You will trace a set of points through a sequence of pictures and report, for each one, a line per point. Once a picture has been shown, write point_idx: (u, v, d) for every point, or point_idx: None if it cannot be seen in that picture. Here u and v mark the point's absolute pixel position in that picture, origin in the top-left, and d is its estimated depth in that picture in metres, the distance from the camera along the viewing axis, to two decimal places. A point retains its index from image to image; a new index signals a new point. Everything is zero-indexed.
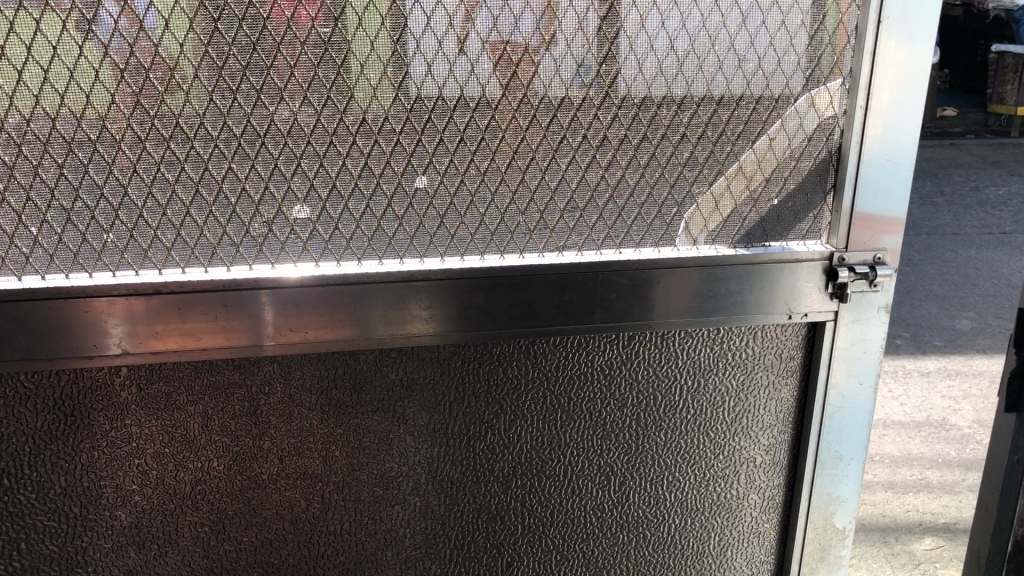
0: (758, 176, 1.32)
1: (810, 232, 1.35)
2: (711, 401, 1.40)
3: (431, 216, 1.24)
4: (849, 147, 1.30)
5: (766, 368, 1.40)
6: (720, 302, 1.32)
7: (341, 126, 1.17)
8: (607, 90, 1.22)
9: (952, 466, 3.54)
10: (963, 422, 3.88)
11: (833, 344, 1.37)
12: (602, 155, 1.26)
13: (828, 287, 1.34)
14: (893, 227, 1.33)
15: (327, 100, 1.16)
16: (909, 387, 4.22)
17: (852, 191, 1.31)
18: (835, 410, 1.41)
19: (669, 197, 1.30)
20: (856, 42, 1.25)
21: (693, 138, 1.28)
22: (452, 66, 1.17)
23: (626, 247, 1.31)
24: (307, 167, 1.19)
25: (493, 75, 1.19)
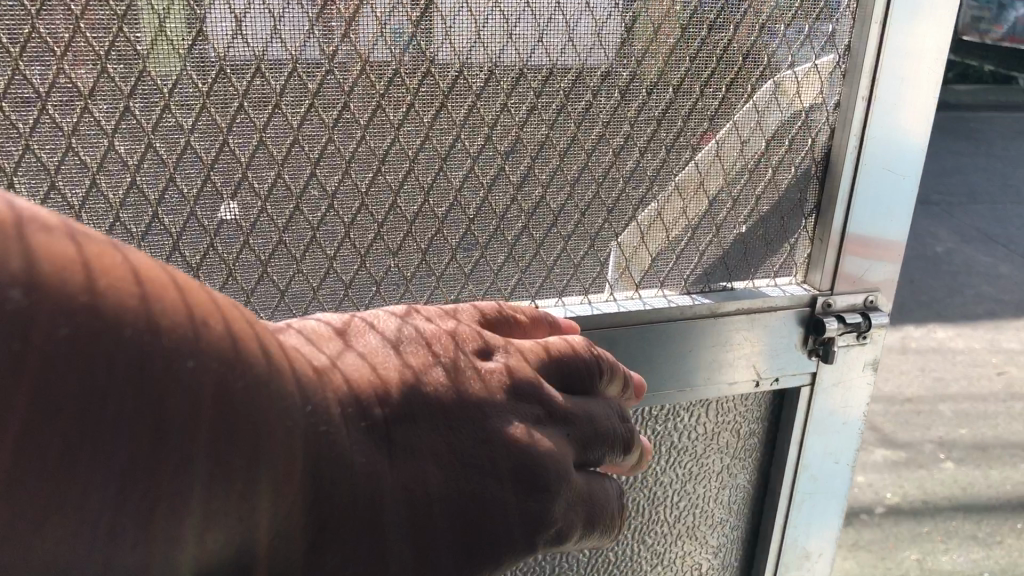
0: (723, 194, 0.92)
1: (781, 268, 0.99)
2: (652, 501, 1.03)
3: (247, 261, 0.76)
4: (843, 153, 0.93)
5: (721, 450, 1.05)
6: (672, 370, 0.94)
7: (86, 120, 0.67)
8: (521, 64, 0.78)
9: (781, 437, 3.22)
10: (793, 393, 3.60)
11: (809, 417, 1.04)
12: (513, 165, 0.82)
13: (806, 342, 1.00)
14: (888, 260, 1.01)
15: (55, 75, 0.65)
16: None
17: (845, 212, 0.96)
18: (805, 498, 1.09)
19: (605, 226, 0.89)
20: (862, 5, 0.88)
21: (640, 138, 0.86)
22: (277, 21, 0.69)
23: (543, 299, 0.90)
24: (24, 189, 0.68)
25: (349, 37, 0.71)
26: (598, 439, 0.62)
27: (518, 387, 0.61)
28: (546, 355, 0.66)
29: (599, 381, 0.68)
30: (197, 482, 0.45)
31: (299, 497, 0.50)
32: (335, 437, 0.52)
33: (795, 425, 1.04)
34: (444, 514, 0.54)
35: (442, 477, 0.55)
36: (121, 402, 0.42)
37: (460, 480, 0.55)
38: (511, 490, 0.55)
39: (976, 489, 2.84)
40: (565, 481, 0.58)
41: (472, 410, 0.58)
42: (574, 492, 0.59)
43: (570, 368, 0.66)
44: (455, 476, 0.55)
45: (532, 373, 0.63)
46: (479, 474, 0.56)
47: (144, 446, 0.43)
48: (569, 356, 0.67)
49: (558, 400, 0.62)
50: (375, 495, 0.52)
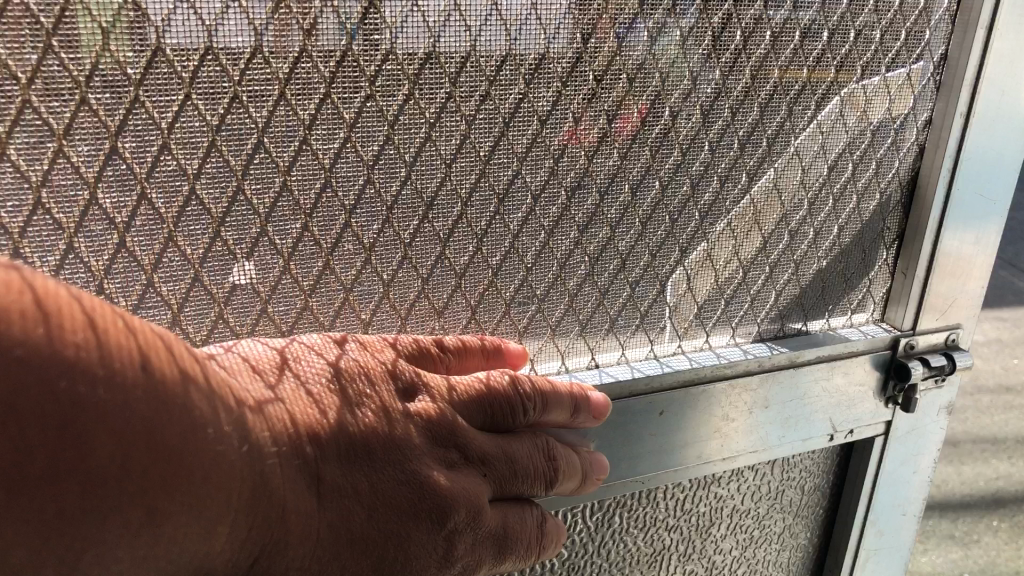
0: (804, 227, 0.80)
1: (857, 305, 0.88)
2: (707, 569, 0.92)
3: (266, 332, 0.63)
4: (935, 177, 0.82)
5: (785, 508, 0.93)
6: (746, 430, 0.83)
7: (62, 166, 0.52)
8: (597, 82, 0.65)
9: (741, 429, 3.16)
10: None
11: (880, 473, 0.92)
12: (578, 203, 0.70)
13: (886, 388, 0.88)
14: (973, 292, 0.89)
15: (22, 107, 0.50)
16: None
17: (932, 244, 0.84)
18: (870, 559, 0.97)
19: (676, 268, 0.77)
20: (966, 7, 0.76)
21: (721, 165, 0.74)
22: (309, 34, 0.55)
23: (604, 354, 0.78)
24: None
25: (397, 56, 0.58)
26: (513, 477, 0.67)
27: (433, 425, 0.64)
28: (472, 391, 0.67)
29: (530, 415, 0.68)
30: (130, 527, 0.45)
31: (236, 535, 0.51)
32: (270, 478, 0.53)
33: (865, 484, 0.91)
34: (355, 559, 0.57)
35: (364, 517, 0.58)
36: (58, 457, 0.42)
37: (379, 519, 0.58)
38: (424, 526, 0.60)
39: (949, 486, 2.74)
40: (470, 519, 0.63)
41: (392, 452, 0.61)
42: (482, 529, 0.64)
43: (492, 404, 0.67)
44: (377, 513, 0.58)
45: (447, 410, 0.65)
46: (395, 516, 0.59)
47: (76, 494, 0.43)
48: (493, 390, 0.67)
49: (472, 440, 0.65)
50: (304, 531, 0.55)
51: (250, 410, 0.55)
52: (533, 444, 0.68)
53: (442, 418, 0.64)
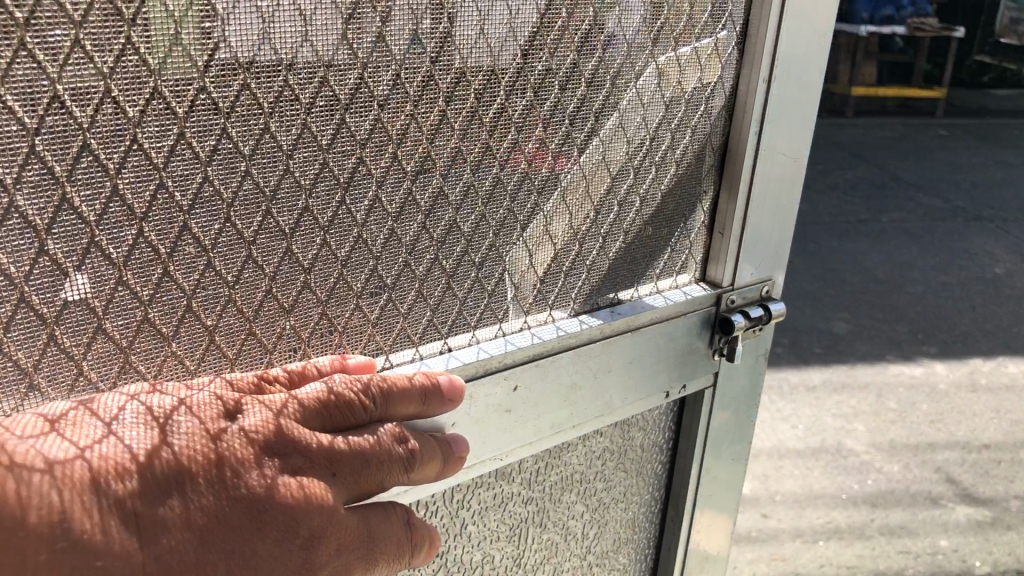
0: (632, 194, 0.95)
1: (681, 267, 1.04)
2: (576, 491, 1.06)
3: (103, 350, 0.66)
4: (743, 137, 0.99)
5: (638, 432, 1.10)
6: (594, 390, 0.96)
7: None
8: (428, 66, 0.73)
9: (854, 501, 2.73)
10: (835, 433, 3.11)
11: (711, 429, 1.13)
12: (421, 185, 0.77)
13: (715, 338, 1.06)
14: (777, 241, 1.08)
15: None
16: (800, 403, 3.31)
17: (745, 197, 1.01)
18: (705, 506, 1.18)
19: (516, 244, 0.87)
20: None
21: (554, 140, 0.85)
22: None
23: (457, 336, 0.86)
24: None
25: (221, 35, 0.62)
26: (368, 469, 0.71)
27: (261, 441, 0.67)
28: (299, 404, 0.71)
29: (371, 408, 0.74)
30: None
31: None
32: (67, 527, 0.56)
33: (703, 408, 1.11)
34: None
35: (198, 543, 0.61)
36: None
37: (217, 544, 0.62)
38: (269, 540, 0.64)
39: None
40: (328, 524, 0.67)
41: (218, 476, 0.64)
42: (345, 530, 0.69)
43: (329, 410, 0.72)
44: (215, 537, 0.62)
45: (275, 425, 0.69)
46: (238, 540, 0.63)
47: None
48: (327, 399, 0.72)
49: (313, 445, 0.69)
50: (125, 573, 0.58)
51: (25, 468, 0.57)
52: (385, 431, 0.73)
53: (271, 434, 0.68)
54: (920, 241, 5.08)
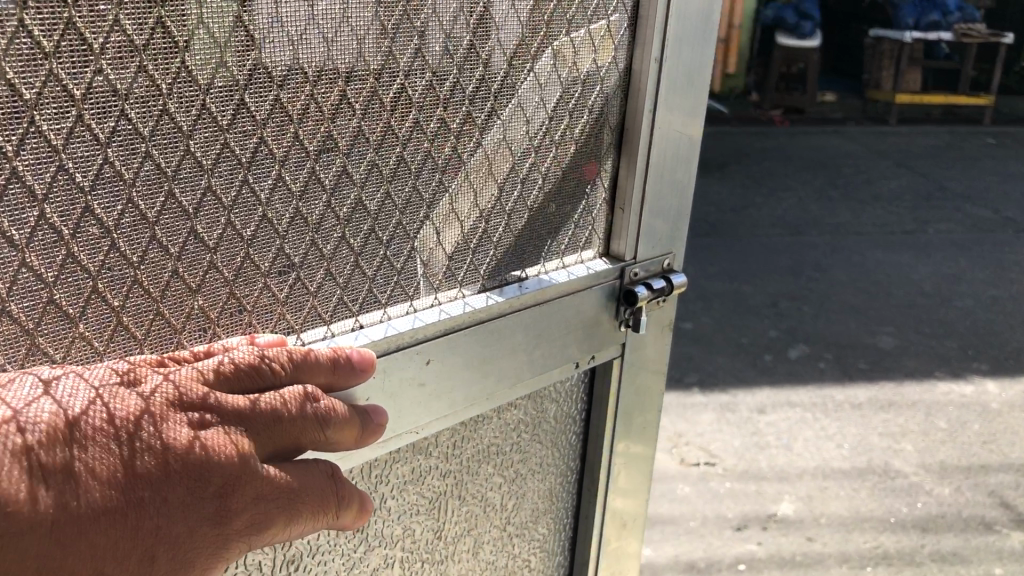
0: (534, 173, 1.01)
1: (585, 244, 1.11)
2: (495, 449, 1.12)
3: (9, 331, 0.68)
4: (637, 114, 1.06)
5: (554, 396, 1.17)
6: (505, 361, 1.01)
7: None
8: (325, 45, 0.76)
9: (906, 527, 2.63)
10: (900, 464, 2.95)
11: (619, 398, 1.22)
12: (324, 163, 0.80)
13: (621, 312, 1.14)
14: (672, 217, 1.17)
15: None
16: (845, 423, 3.20)
17: (642, 172, 1.09)
18: (620, 472, 1.28)
19: (424, 224, 0.91)
20: None
21: (459, 122, 0.89)
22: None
23: (368, 314, 0.90)
24: None
25: (123, 25, 0.65)
26: (277, 424, 0.71)
27: (160, 401, 0.67)
28: (195, 371, 0.71)
29: (280, 373, 0.75)
30: None
31: None
32: None
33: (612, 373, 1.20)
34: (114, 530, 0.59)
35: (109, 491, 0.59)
36: None
37: (130, 492, 0.60)
38: (182, 487, 0.63)
39: None
40: (242, 472, 0.67)
41: (121, 431, 0.63)
42: (262, 478, 0.68)
43: (226, 375, 0.72)
44: (128, 485, 0.60)
45: (170, 389, 0.68)
46: (145, 486, 0.61)
47: None
48: (227, 367, 0.73)
49: (216, 403, 0.69)
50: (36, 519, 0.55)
51: None
52: (298, 391, 0.74)
53: (167, 395, 0.67)
54: (967, 252, 4.96)
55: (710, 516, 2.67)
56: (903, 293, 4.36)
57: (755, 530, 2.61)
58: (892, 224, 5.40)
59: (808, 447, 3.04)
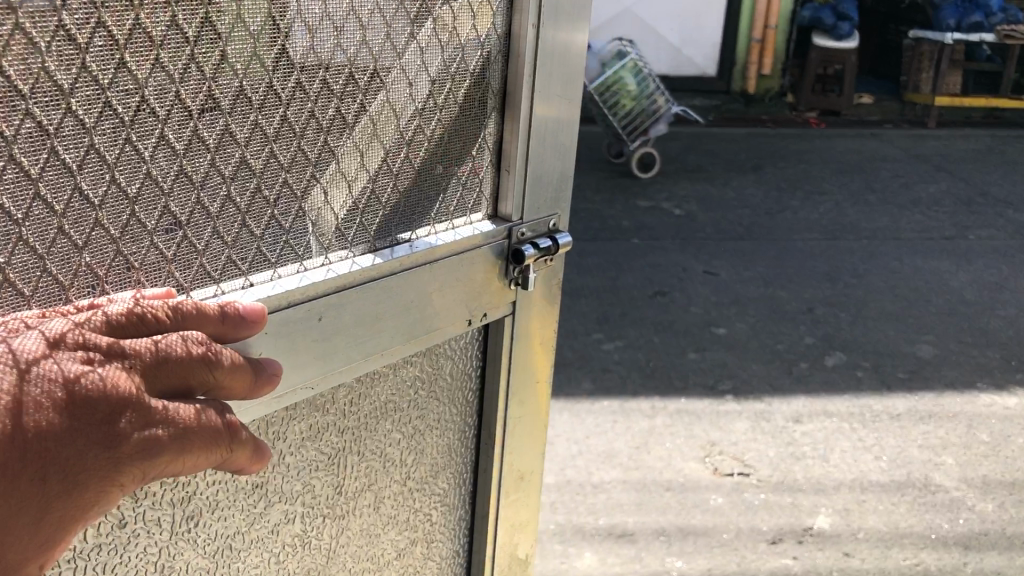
0: (418, 136, 1.07)
1: (473, 208, 1.19)
2: (396, 406, 1.19)
3: None
4: (516, 80, 1.14)
5: (451, 354, 1.25)
6: (398, 319, 1.08)
7: None
8: (206, 5, 0.81)
9: (947, 543, 2.55)
10: (945, 480, 2.86)
11: (513, 355, 1.31)
12: (208, 122, 0.85)
13: (510, 271, 1.23)
14: (556, 179, 1.26)
15: None
16: (885, 434, 3.11)
17: (523, 136, 1.18)
18: (516, 425, 1.38)
19: (313, 182, 0.96)
20: None
21: (343, 83, 0.95)
22: None
23: (258, 275, 0.95)
24: None
25: None
26: (166, 363, 0.75)
27: (47, 345, 0.71)
28: (84, 321, 0.75)
29: (166, 322, 0.79)
30: None
31: None
32: None
33: (505, 331, 1.29)
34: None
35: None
36: None
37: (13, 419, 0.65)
38: (67, 415, 0.67)
39: None
40: (129, 403, 0.71)
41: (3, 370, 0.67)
42: (153, 410, 0.72)
43: (114, 323, 0.76)
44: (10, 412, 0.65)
45: (59, 334, 0.72)
46: (30, 413, 0.66)
47: None
48: (115, 316, 0.77)
49: (101, 345, 0.73)
50: None
51: None
52: (181, 335, 0.79)
53: (56, 338, 0.72)
54: (1009, 259, 4.84)
55: (744, 528, 2.60)
56: (942, 301, 4.26)
57: (791, 544, 2.55)
58: (932, 230, 5.28)
59: (846, 460, 2.95)
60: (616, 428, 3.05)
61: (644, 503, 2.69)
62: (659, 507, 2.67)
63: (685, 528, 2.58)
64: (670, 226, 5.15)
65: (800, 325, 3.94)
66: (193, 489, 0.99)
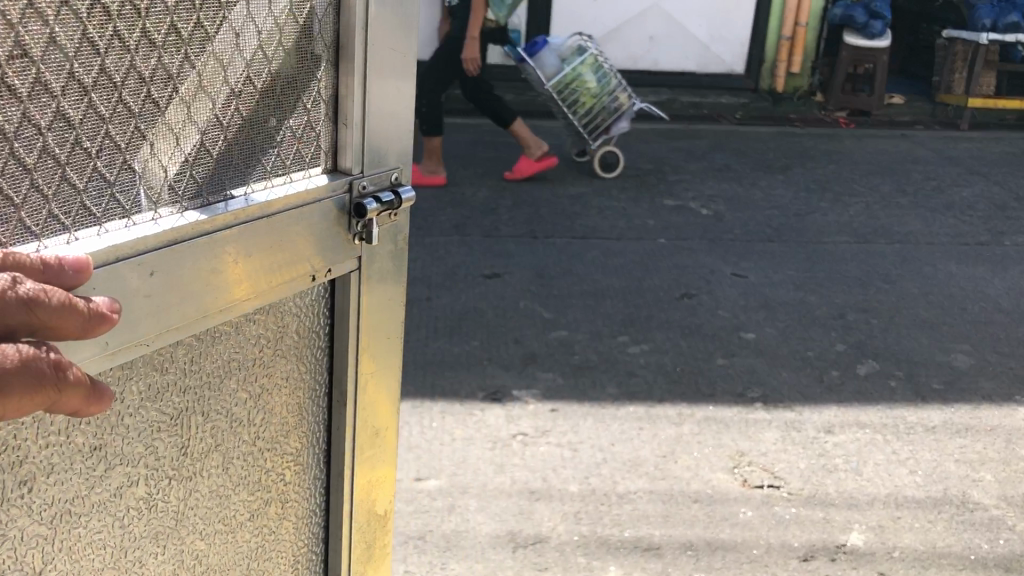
0: (247, 88, 1.08)
1: (311, 162, 1.18)
2: (239, 365, 1.17)
3: None
4: (348, 30, 1.15)
5: (295, 311, 1.23)
6: (233, 273, 1.07)
7: None
8: None
9: (988, 565, 2.46)
10: (984, 497, 2.76)
11: (359, 308, 1.30)
12: (21, 73, 0.85)
13: (354, 226, 1.23)
14: (397, 136, 1.27)
15: None
16: (918, 447, 3.01)
17: (359, 87, 1.18)
18: (366, 379, 1.36)
19: (133, 132, 0.97)
20: None
21: (163, 32, 0.96)
22: None
23: (83, 230, 0.94)
24: None
25: None
26: None
27: None
28: None
29: None
30: None
31: None
32: None
33: (352, 287, 1.28)
34: None
35: None
36: None
37: None
38: None
39: None
40: None
41: None
42: None
43: None
44: None
45: None
46: None
47: None
48: None
49: None
50: None
51: None
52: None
53: None
54: None
55: (774, 544, 2.51)
56: (977, 309, 4.14)
57: (824, 561, 2.46)
58: (966, 235, 5.16)
59: (879, 473, 2.86)
60: (642, 435, 2.96)
61: (670, 515, 2.60)
62: (687, 520, 2.58)
63: (713, 542, 2.50)
64: (697, 226, 5.05)
65: (831, 331, 3.84)
66: (25, 453, 0.95)
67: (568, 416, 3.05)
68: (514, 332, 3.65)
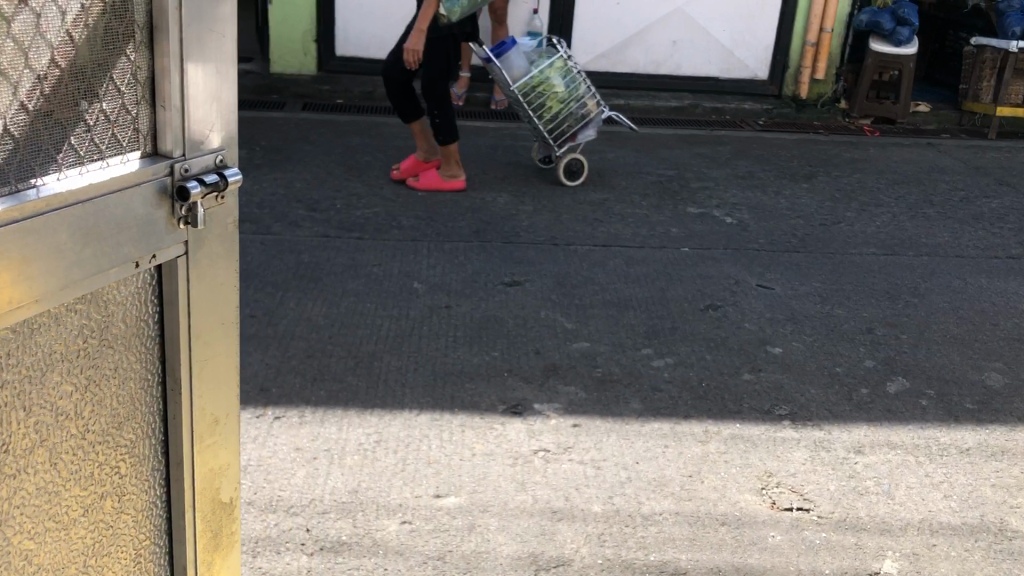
0: (54, 70, 1.23)
1: (127, 147, 1.31)
2: (51, 361, 1.27)
3: None
4: (159, 15, 1.28)
5: (121, 299, 1.33)
6: (49, 260, 1.18)
7: None
8: None
9: None
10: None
11: (188, 295, 1.41)
12: None
13: (177, 209, 1.34)
14: (220, 120, 1.40)
15: None
16: (952, 470, 2.92)
17: (177, 71, 1.31)
18: (202, 368, 1.48)
19: None
20: None
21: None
22: None
23: None
24: None
25: None
26: None
27: None
28: None
29: None
30: None
31: None
32: None
33: (176, 273, 1.38)
34: None
35: None
36: None
37: None
38: None
39: None
40: None
41: None
42: None
43: None
44: None
45: None
46: None
47: None
48: None
49: None
50: None
51: None
52: None
53: None
54: None
55: (805, 570, 2.43)
56: (1011, 326, 4.03)
57: None
58: (998, 248, 5.05)
59: (911, 498, 2.76)
60: (667, 454, 2.88)
61: (697, 538, 2.52)
62: (713, 543, 2.50)
63: (741, 568, 2.42)
64: (721, 235, 4.96)
65: (860, 347, 3.74)
66: None
67: (592, 432, 2.97)
68: (536, 343, 3.57)
